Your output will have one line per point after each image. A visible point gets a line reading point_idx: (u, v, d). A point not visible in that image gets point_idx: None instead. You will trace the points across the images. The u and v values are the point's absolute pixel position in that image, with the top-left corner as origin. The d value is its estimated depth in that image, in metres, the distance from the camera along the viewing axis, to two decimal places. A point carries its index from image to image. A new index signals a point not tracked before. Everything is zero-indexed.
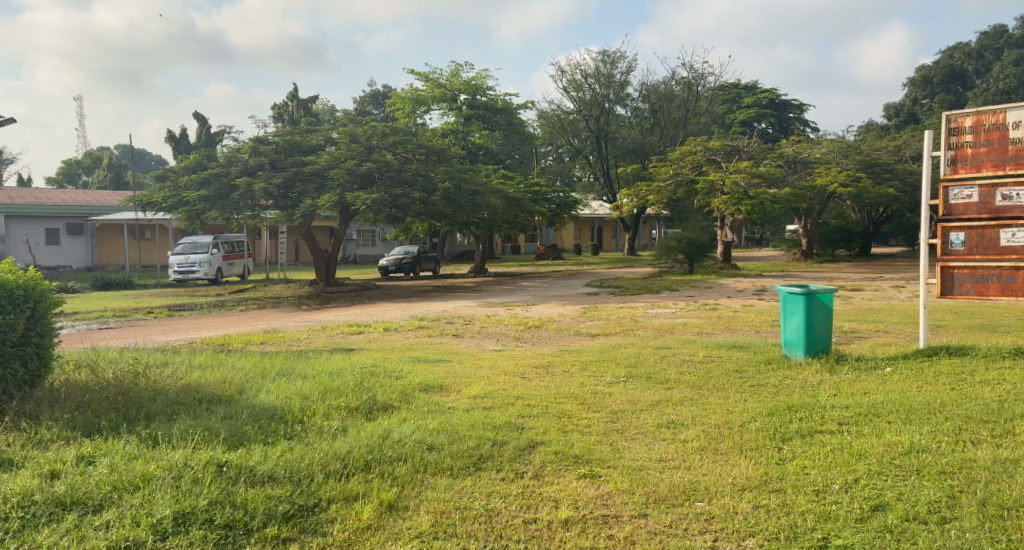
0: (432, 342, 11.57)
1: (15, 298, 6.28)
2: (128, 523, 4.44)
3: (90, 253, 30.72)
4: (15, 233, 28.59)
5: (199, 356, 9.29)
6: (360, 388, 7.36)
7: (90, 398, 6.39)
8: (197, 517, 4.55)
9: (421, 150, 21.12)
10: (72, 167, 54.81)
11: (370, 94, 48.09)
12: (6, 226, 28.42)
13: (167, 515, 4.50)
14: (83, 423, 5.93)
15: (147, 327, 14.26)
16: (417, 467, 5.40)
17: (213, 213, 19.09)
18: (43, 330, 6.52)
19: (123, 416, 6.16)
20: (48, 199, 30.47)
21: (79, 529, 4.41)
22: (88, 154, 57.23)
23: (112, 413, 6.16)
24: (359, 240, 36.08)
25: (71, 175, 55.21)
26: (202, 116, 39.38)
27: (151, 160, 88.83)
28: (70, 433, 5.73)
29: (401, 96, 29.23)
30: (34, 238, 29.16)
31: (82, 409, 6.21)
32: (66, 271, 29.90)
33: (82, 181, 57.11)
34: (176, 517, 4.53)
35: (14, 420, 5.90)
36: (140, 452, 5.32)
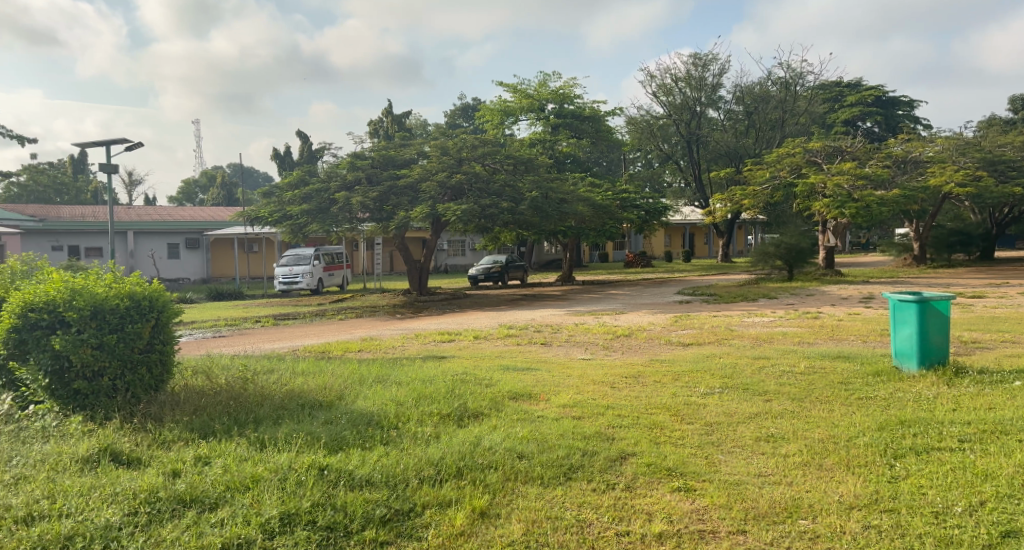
0: (521, 351, 11.53)
1: (142, 308, 6.66)
2: (240, 521, 4.54)
3: (206, 266, 32.20)
4: (142, 248, 30.59)
5: (302, 363, 9.53)
6: (451, 395, 7.36)
7: (206, 402, 6.62)
8: (300, 518, 4.61)
9: (510, 161, 21.15)
10: (190, 186, 58.13)
11: (460, 107, 48.75)
12: (136, 242, 30.59)
13: (275, 515, 4.59)
14: (200, 426, 6.12)
15: (253, 335, 14.81)
16: (508, 475, 5.31)
17: (313, 226, 19.72)
18: (165, 338, 6.89)
19: (235, 418, 6.35)
20: (168, 218, 32.30)
21: (197, 525, 4.53)
22: (204, 172, 60.50)
23: (224, 416, 6.35)
24: (450, 250, 36.53)
25: (189, 193, 58.49)
26: (305, 134, 40.88)
27: (259, 177, 93.33)
28: (187, 435, 5.92)
29: (490, 107, 29.37)
30: (157, 253, 31.02)
31: (199, 412, 6.44)
32: (185, 283, 31.46)
33: (199, 199, 60.42)
34: (283, 517, 4.61)
35: (138, 422, 6.17)
36: (250, 454, 5.45)
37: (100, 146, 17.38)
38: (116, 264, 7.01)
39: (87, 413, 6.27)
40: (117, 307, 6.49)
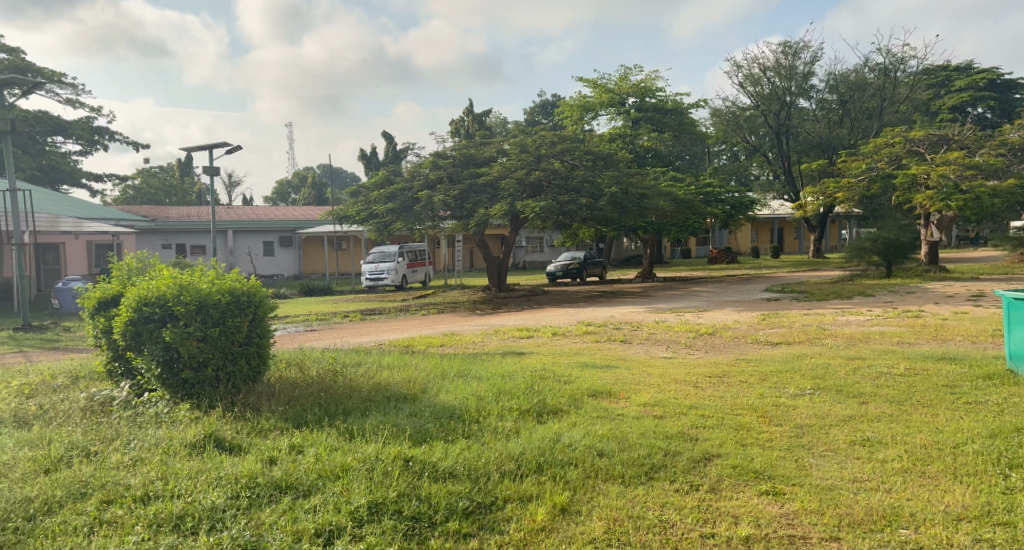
0: (600, 348, 11.36)
1: (241, 303, 7.12)
2: (331, 508, 4.77)
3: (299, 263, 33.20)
4: (240, 245, 31.97)
5: (388, 356, 9.71)
6: (530, 390, 7.30)
7: (299, 394, 7.01)
8: (387, 507, 4.79)
9: (589, 157, 20.80)
10: (283, 186, 60.18)
11: (540, 104, 48.65)
12: (235, 239, 31.94)
13: (363, 503, 4.79)
14: (294, 416, 6.46)
15: (341, 329, 15.18)
16: (589, 472, 5.28)
17: (397, 225, 20.13)
18: (262, 332, 7.31)
19: (325, 410, 6.64)
20: (262, 217, 33.49)
21: (293, 510, 4.82)
22: (296, 173, 62.47)
23: (315, 407, 6.66)
24: (528, 246, 36.52)
25: (282, 194, 60.55)
26: (389, 135, 41.66)
27: (348, 177, 95.68)
28: (283, 425, 6.27)
29: (570, 103, 29.18)
30: (254, 250, 32.31)
31: (292, 403, 6.82)
32: (279, 278, 32.50)
33: (292, 198, 62.44)
34: (370, 506, 4.80)
35: (239, 411, 6.62)
36: (340, 445, 5.70)
37: (201, 150, 18.17)
38: (218, 261, 7.50)
39: (194, 402, 6.74)
40: (220, 303, 6.96)
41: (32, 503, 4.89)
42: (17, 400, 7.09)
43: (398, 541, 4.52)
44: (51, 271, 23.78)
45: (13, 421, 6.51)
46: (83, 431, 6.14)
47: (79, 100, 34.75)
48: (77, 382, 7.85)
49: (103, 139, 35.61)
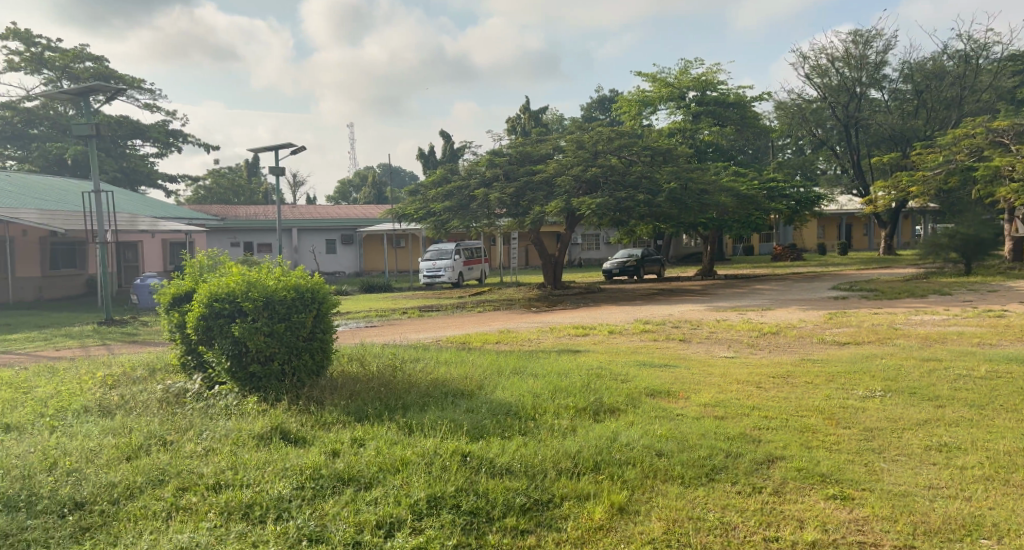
0: (658, 347, 11.18)
1: (305, 300, 7.19)
2: (391, 501, 4.87)
3: (360, 260, 33.71)
4: (305, 243, 32.76)
5: (446, 353, 9.72)
6: (587, 388, 7.23)
7: (360, 388, 7.08)
8: (446, 502, 4.89)
9: (647, 152, 20.49)
10: (344, 185, 61.19)
11: (597, 100, 48.29)
12: (299, 238, 32.70)
13: (423, 497, 4.89)
14: (355, 410, 6.53)
15: (400, 325, 15.33)
16: (648, 472, 5.28)
17: (454, 223, 20.24)
18: (325, 327, 7.38)
19: (385, 404, 6.70)
20: (324, 216, 34.11)
21: (355, 503, 4.90)
22: (357, 172, 63.41)
23: (376, 401, 6.71)
24: (585, 244, 36.31)
25: (344, 193, 61.58)
26: (447, 133, 41.93)
27: (406, 176, 96.71)
28: (344, 418, 6.34)
29: (628, 98, 28.87)
30: (317, 248, 33.05)
31: (354, 397, 6.89)
32: (341, 276, 33.08)
33: (353, 197, 63.39)
34: (430, 500, 4.90)
35: (304, 404, 6.70)
36: (400, 438, 5.78)
37: (267, 150, 18.56)
38: (284, 258, 7.60)
39: (261, 395, 6.84)
40: (285, 299, 7.05)
41: (115, 488, 5.06)
42: (101, 390, 7.30)
43: (457, 536, 4.63)
44: (132, 269, 24.47)
45: (97, 410, 6.71)
46: (161, 420, 6.30)
47: (157, 105, 35.96)
48: (153, 373, 8.06)
49: (178, 141, 36.69)
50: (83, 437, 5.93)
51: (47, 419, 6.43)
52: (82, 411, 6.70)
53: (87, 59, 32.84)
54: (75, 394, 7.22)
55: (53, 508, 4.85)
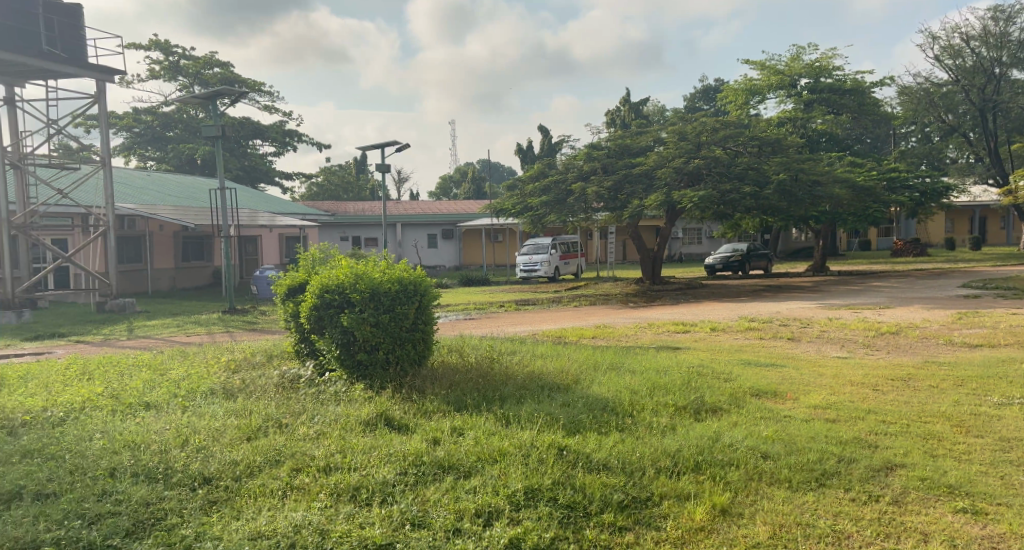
0: (763, 345, 10.73)
1: (408, 292, 7.23)
2: (489, 491, 4.90)
3: (459, 254, 34.12)
4: (407, 238, 33.44)
5: (542, 347, 9.60)
6: (687, 386, 7.03)
7: (459, 379, 7.08)
8: (543, 494, 4.90)
9: (754, 142, 19.81)
10: (445, 181, 62.16)
11: (701, 90, 47.03)
12: (402, 232, 33.40)
13: (520, 488, 4.90)
14: (455, 400, 6.54)
15: (498, 319, 15.36)
16: (752, 474, 5.24)
17: (551, 217, 20.14)
18: (426, 319, 7.41)
19: (483, 395, 6.69)
20: (426, 211, 34.73)
21: (455, 490, 4.94)
22: (458, 168, 64.26)
23: (474, 392, 6.72)
24: (686, 238, 35.52)
25: (444, 189, 62.60)
26: (545, 128, 41.85)
27: (504, 171, 97.64)
28: (444, 407, 6.37)
29: (735, 87, 27.98)
30: (419, 242, 33.66)
31: (453, 387, 6.89)
32: (442, 269, 33.58)
33: (453, 193, 64.23)
34: (527, 491, 4.92)
35: (406, 393, 6.75)
36: (497, 429, 5.79)
37: (375, 148, 19.01)
38: (390, 252, 7.68)
39: (367, 382, 6.94)
40: (390, 291, 7.11)
41: (237, 466, 5.19)
42: (225, 374, 7.61)
43: (554, 529, 4.63)
44: (251, 261, 25.83)
45: (222, 392, 6.97)
46: (277, 404, 6.47)
47: (276, 106, 37.45)
48: (270, 359, 8.34)
49: (293, 140, 38.07)
50: (210, 416, 6.15)
51: (180, 399, 6.72)
52: (210, 393, 6.98)
53: (216, 66, 34.52)
54: (203, 376, 7.55)
55: (185, 481, 5.02)
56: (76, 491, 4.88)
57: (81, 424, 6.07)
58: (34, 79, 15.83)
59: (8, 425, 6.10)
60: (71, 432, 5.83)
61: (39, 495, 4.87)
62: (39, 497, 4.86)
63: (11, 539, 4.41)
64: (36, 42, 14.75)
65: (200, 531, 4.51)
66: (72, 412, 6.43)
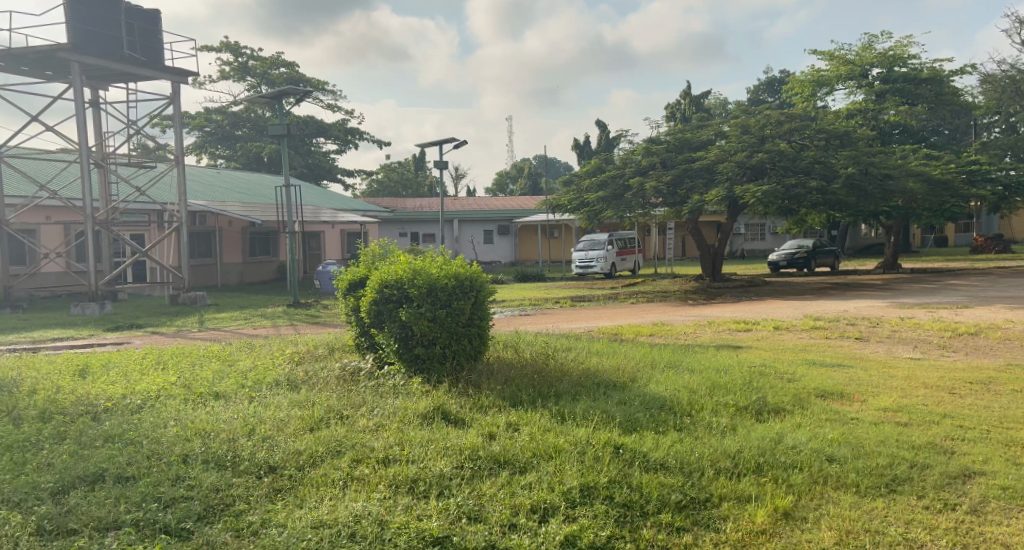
0: (830, 345, 10.36)
1: (464, 287, 7.14)
2: (545, 487, 4.79)
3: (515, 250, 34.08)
4: (464, 234, 33.55)
5: (597, 343, 9.45)
6: (748, 385, 6.81)
7: (515, 374, 6.98)
8: (599, 492, 4.77)
9: (821, 136, 19.21)
10: (502, 177, 62.22)
11: (765, 82, 45.97)
12: (459, 228, 33.53)
13: (576, 485, 4.78)
14: (510, 395, 6.46)
15: (554, 315, 15.22)
16: (817, 478, 5.05)
17: (608, 212, 19.90)
18: (482, 315, 7.31)
19: (538, 391, 6.58)
20: (484, 207, 34.78)
21: (511, 485, 4.84)
22: (515, 164, 64.24)
23: (529, 388, 6.61)
24: (749, 234, 34.78)
25: (501, 185, 62.70)
26: (603, 123, 41.48)
27: (561, 166, 97.35)
28: (500, 402, 6.28)
29: (802, 79, 27.21)
30: (475, 238, 33.74)
31: (508, 382, 6.80)
32: (497, 265, 33.59)
33: (510, 189, 64.24)
34: (582, 488, 4.79)
35: (463, 388, 6.68)
36: (553, 426, 5.69)
37: (433, 145, 19.10)
38: (447, 247, 7.61)
39: (425, 377, 6.89)
40: (447, 286, 7.03)
41: (300, 456, 5.19)
42: (289, 366, 7.68)
43: (611, 527, 4.49)
44: (314, 256, 26.08)
45: (287, 384, 7.01)
46: (338, 396, 6.48)
47: (339, 105, 38.05)
48: (332, 352, 8.39)
49: (355, 138, 38.62)
50: (275, 407, 6.17)
51: (247, 390, 6.79)
52: (275, 384, 7.04)
53: (281, 66, 35.18)
54: (269, 368, 7.63)
55: (252, 469, 5.03)
56: (152, 475, 4.92)
57: (156, 411, 6.17)
58: (116, 83, 16.39)
59: (90, 411, 6.24)
60: (147, 419, 5.93)
61: (120, 477, 4.93)
62: (120, 479, 4.92)
63: (95, 518, 4.45)
64: (119, 47, 15.15)
65: (266, 518, 4.49)
66: (148, 400, 6.54)
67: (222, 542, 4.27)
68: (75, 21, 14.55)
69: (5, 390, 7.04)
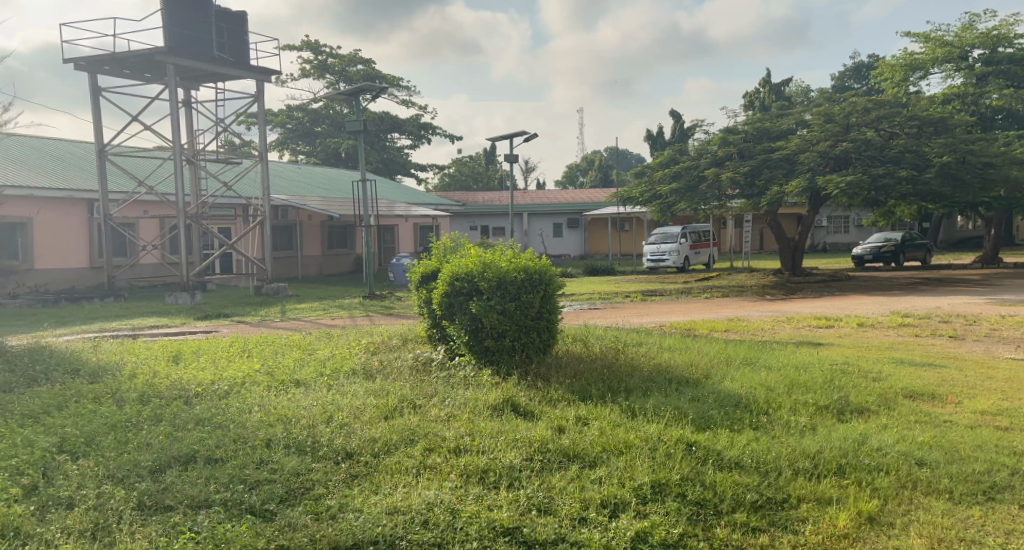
0: (921, 344, 9.78)
1: (533, 280, 6.97)
2: (615, 482, 4.58)
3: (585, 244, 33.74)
4: (533, 227, 33.43)
5: (669, 339, 9.15)
6: (830, 384, 6.44)
7: (584, 368, 6.78)
8: (671, 489, 4.54)
9: (913, 123, 18.28)
10: (572, 169, 61.81)
11: (852, 67, 44.25)
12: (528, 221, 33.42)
13: (647, 482, 4.56)
14: (579, 389, 6.26)
15: (626, 309, 14.90)
16: (905, 483, 4.71)
17: (681, 205, 19.44)
18: (551, 308, 7.13)
19: (608, 386, 6.37)
20: (555, 200, 34.55)
21: (581, 479, 4.66)
22: (586, 156, 63.74)
23: (599, 383, 6.41)
24: (831, 227, 33.59)
25: (571, 177, 62.36)
26: (678, 113, 40.65)
27: (632, 158, 96.28)
28: (569, 396, 6.10)
29: (892, 63, 26.02)
30: (544, 232, 33.58)
31: (578, 376, 6.60)
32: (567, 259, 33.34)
33: (580, 181, 63.79)
34: (654, 485, 4.57)
35: (531, 380, 6.52)
36: (623, 421, 5.47)
37: (504, 138, 19.00)
38: (516, 241, 7.46)
39: (494, 369, 6.75)
40: (516, 280, 6.89)
41: (375, 443, 5.12)
42: (365, 355, 7.68)
43: (683, 525, 4.25)
44: (388, 249, 26.39)
45: (363, 373, 6.99)
46: (411, 386, 6.41)
47: (413, 100, 38.40)
48: (405, 343, 8.36)
49: (428, 133, 38.88)
50: (351, 396, 6.15)
51: (326, 378, 6.81)
52: (352, 372, 7.03)
53: (359, 63, 35.71)
54: (346, 357, 7.65)
55: (330, 455, 4.97)
56: (238, 458, 4.92)
57: (242, 397, 6.22)
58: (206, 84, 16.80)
59: (183, 395, 6.34)
60: (235, 404, 5.99)
61: (210, 459, 4.95)
62: (210, 461, 4.94)
63: (189, 497, 4.45)
64: (209, 49, 15.47)
65: (344, 503, 4.39)
66: (234, 386, 6.62)
67: (303, 524, 4.19)
68: (169, 25, 14.96)
69: (107, 375, 7.23)
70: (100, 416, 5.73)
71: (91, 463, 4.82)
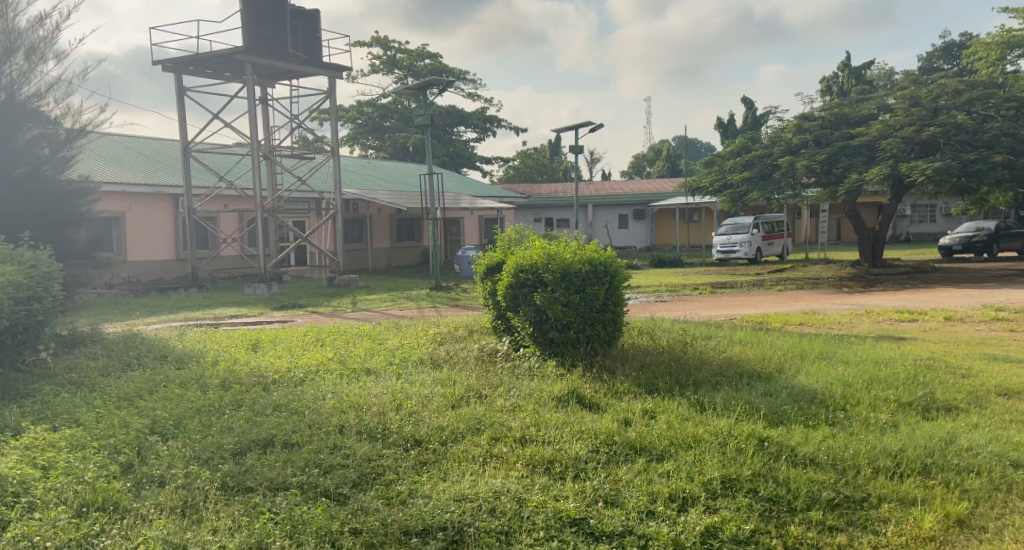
0: (1016, 339, 9.13)
1: (598, 273, 6.75)
2: (684, 476, 4.35)
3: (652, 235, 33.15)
4: (599, 219, 33.03)
5: (740, 332, 8.79)
6: (914, 380, 6.03)
7: (650, 360, 6.53)
8: (743, 485, 4.28)
9: (1010, 104, 17.19)
10: (639, 159, 60.84)
11: (941, 48, 42.20)
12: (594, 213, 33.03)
13: (717, 477, 4.31)
14: (646, 382, 6.02)
15: (694, 302, 14.47)
16: (999, 485, 4.35)
17: (754, 194, 18.83)
18: (617, 301, 6.90)
19: (675, 379, 6.11)
20: (622, 191, 34.05)
21: (648, 472, 4.44)
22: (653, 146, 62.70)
23: (666, 376, 6.15)
24: (916, 216, 32.20)
25: (638, 168, 61.43)
26: (751, 101, 39.52)
27: (701, 147, 94.40)
28: (635, 389, 5.87)
29: (987, 41, 24.63)
30: (610, 223, 33.13)
31: (644, 369, 6.36)
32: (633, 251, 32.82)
33: (647, 171, 62.79)
34: (724, 480, 4.32)
35: (596, 372, 6.31)
36: (691, 415, 5.22)
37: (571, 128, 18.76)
38: (581, 233, 7.25)
39: (559, 360, 6.57)
40: (581, 271, 6.67)
41: (443, 431, 5.00)
42: (432, 345, 7.61)
43: (755, 521, 4.00)
44: (455, 241, 26.48)
45: (430, 362, 6.92)
46: (477, 376, 6.29)
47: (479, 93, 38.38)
48: (471, 334, 8.25)
49: (494, 125, 38.84)
50: (419, 384, 6.06)
51: (396, 367, 6.75)
52: (420, 362, 6.96)
53: (427, 57, 35.87)
54: (414, 346, 7.61)
55: (399, 441, 4.88)
56: (314, 443, 4.88)
57: (316, 384, 6.21)
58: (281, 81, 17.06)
59: (262, 381, 6.36)
60: (310, 391, 5.97)
61: (287, 443, 4.92)
62: (287, 445, 4.91)
63: (269, 478, 4.42)
64: (284, 47, 15.67)
65: (413, 488, 4.28)
66: (309, 374, 6.62)
67: (373, 508, 4.08)
68: (247, 25, 15.18)
69: (191, 361, 7.37)
70: (188, 400, 5.79)
71: (180, 445, 4.84)
